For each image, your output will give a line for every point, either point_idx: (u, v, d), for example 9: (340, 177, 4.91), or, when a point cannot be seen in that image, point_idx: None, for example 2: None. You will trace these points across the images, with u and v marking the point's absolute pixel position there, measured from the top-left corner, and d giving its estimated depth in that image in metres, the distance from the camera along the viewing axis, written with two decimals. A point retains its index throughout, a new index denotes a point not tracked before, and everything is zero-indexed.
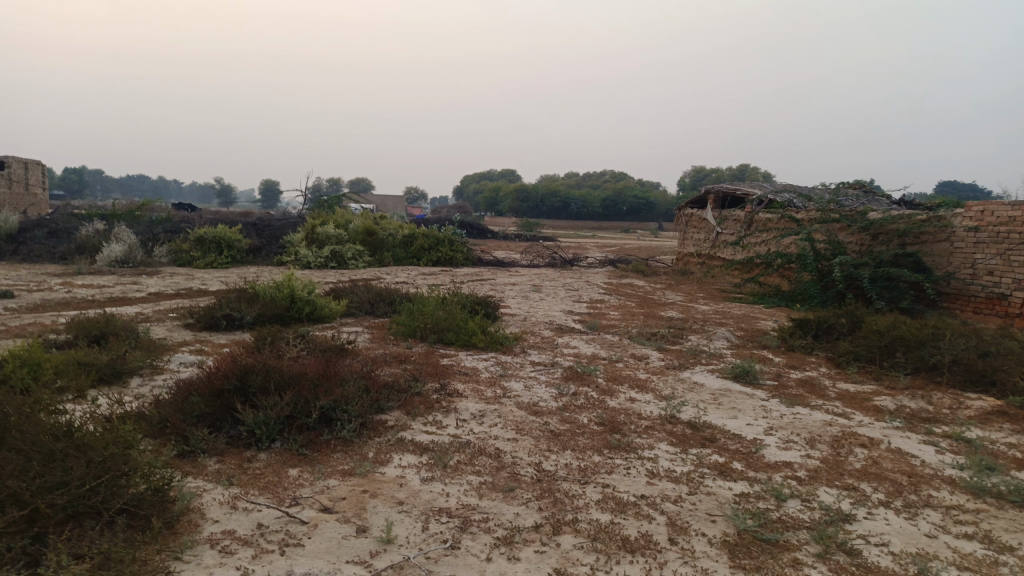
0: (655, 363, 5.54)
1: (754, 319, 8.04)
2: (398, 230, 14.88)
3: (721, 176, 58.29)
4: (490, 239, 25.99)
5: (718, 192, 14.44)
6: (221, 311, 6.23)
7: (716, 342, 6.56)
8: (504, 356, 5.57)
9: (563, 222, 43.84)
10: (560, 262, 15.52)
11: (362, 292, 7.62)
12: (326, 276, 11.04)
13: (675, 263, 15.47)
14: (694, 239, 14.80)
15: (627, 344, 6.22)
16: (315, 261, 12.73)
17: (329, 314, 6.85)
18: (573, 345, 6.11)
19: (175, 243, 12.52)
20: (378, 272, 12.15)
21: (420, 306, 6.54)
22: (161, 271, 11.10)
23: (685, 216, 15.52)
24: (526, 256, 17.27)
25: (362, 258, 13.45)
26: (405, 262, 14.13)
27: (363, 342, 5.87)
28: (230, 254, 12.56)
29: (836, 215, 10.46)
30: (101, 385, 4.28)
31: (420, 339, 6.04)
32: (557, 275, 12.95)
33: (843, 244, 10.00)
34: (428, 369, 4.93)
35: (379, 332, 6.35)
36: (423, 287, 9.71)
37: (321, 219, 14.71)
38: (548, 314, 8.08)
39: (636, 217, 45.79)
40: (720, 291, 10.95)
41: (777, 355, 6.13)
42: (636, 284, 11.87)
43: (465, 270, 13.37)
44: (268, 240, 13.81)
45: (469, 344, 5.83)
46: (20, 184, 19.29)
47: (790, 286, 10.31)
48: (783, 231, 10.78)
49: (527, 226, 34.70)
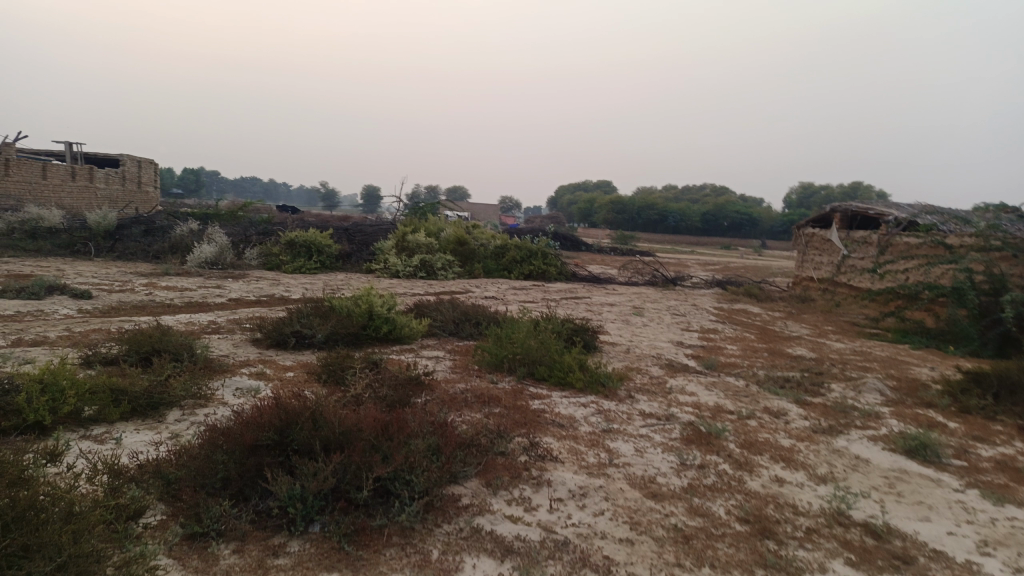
0: (797, 424, 4.45)
1: (904, 366, 6.74)
2: (491, 240, 14.18)
3: (832, 194, 54.87)
4: (585, 251, 25.01)
5: (847, 211, 12.93)
6: (290, 327, 5.58)
7: (867, 398, 5.36)
8: (607, 401, 4.62)
9: (660, 236, 42.29)
10: (662, 280, 14.38)
11: (448, 309, 6.86)
12: (412, 288, 10.42)
13: (793, 287, 14.05)
14: (817, 262, 13.33)
15: (756, 395, 5.15)
16: (403, 271, 12.16)
17: (409, 335, 6.10)
18: (691, 392, 5.09)
19: (266, 245, 12.25)
20: (466, 285, 11.45)
21: (510, 330, 5.68)
22: (248, 274, 10.79)
23: (804, 236, 14.07)
24: (624, 272, 16.20)
25: (452, 268, 12.80)
26: (496, 274, 13.40)
27: (442, 373, 5.07)
28: (319, 260, 12.18)
29: (998, 242, 8.89)
30: (133, 420, 3.63)
31: (508, 372, 5.17)
32: (661, 296, 11.86)
33: (1008, 278, 8.45)
34: (516, 417, 4.05)
35: (462, 360, 5.54)
36: (514, 305, 8.91)
37: (413, 226, 14.20)
38: (655, 345, 7.06)
39: (738, 234, 43.60)
40: (852, 325, 9.57)
41: (950, 419, 4.87)
42: (751, 312, 10.64)
43: (558, 286, 12.50)
44: (359, 245, 13.37)
45: (564, 383, 4.91)
46: (134, 181, 19.93)
47: (939, 324, 8.84)
48: (931, 260, 9.30)
49: (623, 239, 33.53)
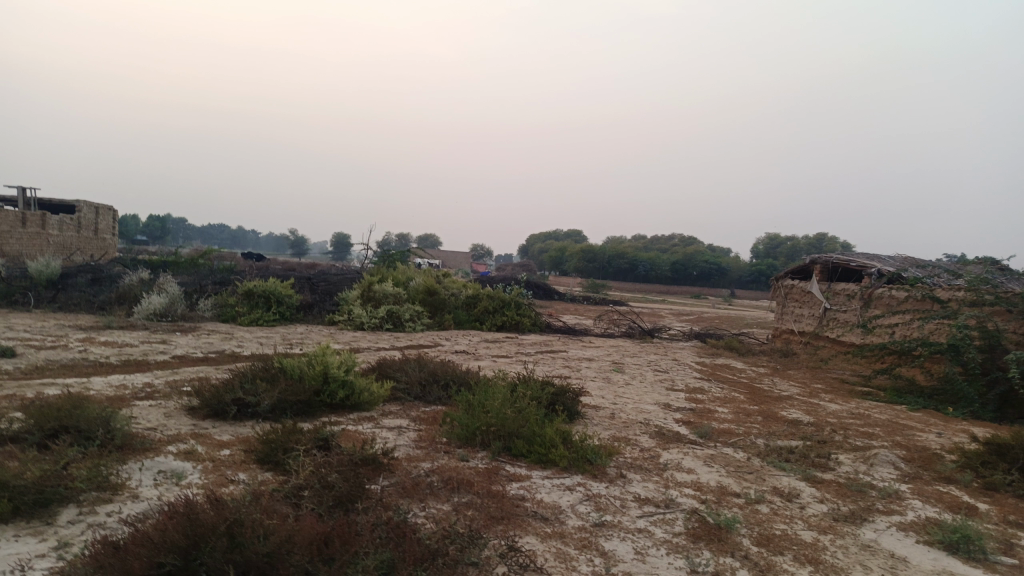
0: (814, 511, 3.87)
1: (909, 432, 6.23)
2: (462, 290, 13.59)
3: (796, 245, 55.57)
4: (558, 301, 24.58)
5: (827, 263, 12.65)
6: (231, 394, 4.87)
7: (881, 473, 4.79)
8: (595, 483, 4.00)
9: (631, 285, 42.13)
10: (639, 332, 13.90)
11: (414, 369, 6.20)
12: (377, 342, 9.73)
13: (773, 339, 13.65)
14: (797, 314, 12.98)
15: (761, 472, 4.57)
16: (369, 323, 11.44)
17: (368, 401, 5.43)
18: (688, 469, 4.48)
19: (221, 296, 11.50)
20: (435, 338, 10.81)
21: (482, 395, 5.05)
22: (199, 327, 10.04)
23: (782, 288, 13.75)
24: (599, 323, 15.67)
25: (421, 320, 12.15)
26: (467, 325, 12.79)
27: (405, 449, 4.41)
28: (278, 311, 11.44)
29: (990, 296, 8.54)
30: (13, 523, 2.90)
31: (481, 446, 4.53)
32: (639, 350, 11.33)
33: (1003, 333, 8.07)
34: (491, 509, 3.41)
35: (428, 431, 4.88)
36: (486, 362, 8.29)
37: (380, 275, 13.57)
38: (641, 408, 6.46)
39: (707, 283, 43.69)
40: (842, 383, 9.11)
41: (979, 500, 4.33)
42: (735, 368, 10.13)
43: (532, 339, 11.91)
44: (322, 295, 12.66)
45: (545, 460, 4.27)
46: (89, 228, 19.08)
47: (933, 382, 8.40)
48: (922, 314, 8.92)
49: (594, 288, 33.21)
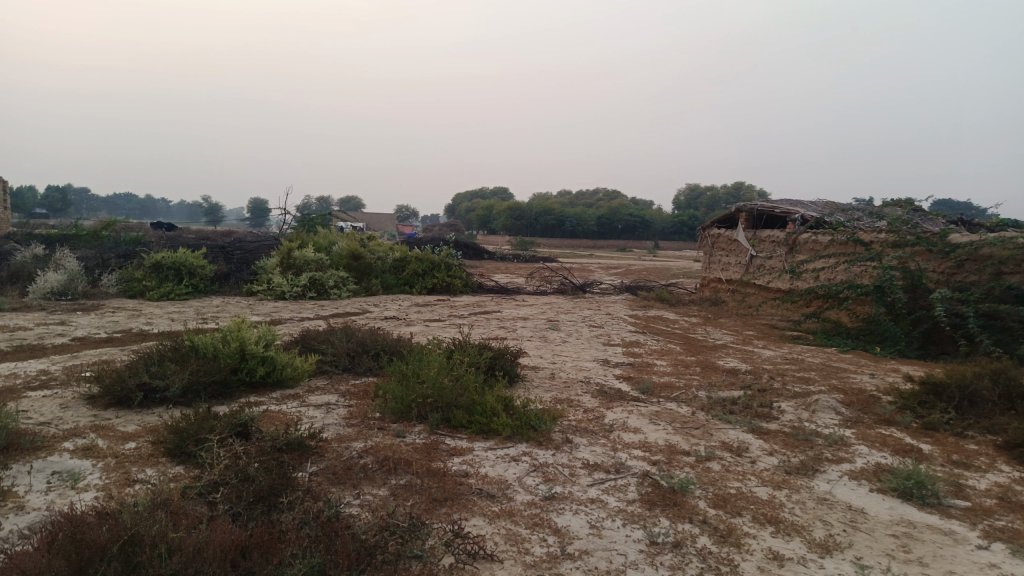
0: (765, 465, 3.76)
1: (844, 375, 6.28)
2: (389, 253, 13.10)
3: (717, 195, 56.71)
4: (487, 260, 24.29)
5: (752, 211, 12.77)
6: (136, 380, 4.40)
7: (824, 420, 4.76)
8: (541, 452, 3.77)
9: (558, 241, 42.12)
10: (571, 288, 13.78)
11: (340, 339, 5.81)
12: (300, 312, 9.23)
13: (702, 289, 13.79)
14: (724, 263, 13.11)
15: (707, 426, 4.45)
16: (290, 291, 10.86)
17: (292, 377, 5.04)
18: (635, 429, 4.31)
19: (127, 270, 10.69)
20: (362, 305, 10.37)
21: (416, 363, 4.73)
22: (103, 305, 9.29)
23: (709, 238, 13.84)
24: (531, 281, 15.48)
25: (346, 286, 11.65)
26: (395, 289, 12.37)
27: (334, 428, 4.07)
28: (191, 283, 10.72)
29: (912, 237, 8.72)
30: None
31: (417, 419, 4.23)
32: (573, 306, 11.20)
33: (925, 273, 8.26)
34: (431, 491, 3.13)
35: (359, 407, 4.55)
36: (418, 327, 7.94)
37: (301, 241, 12.93)
38: (581, 366, 6.29)
39: (633, 236, 44.17)
40: (773, 329, 9.21)
41: (920, 441, 4.33)
42: (668, 319, 10.12)
43: (464, 300, 11.61)
44: (239, 264, 11.95)
45: (487, 430, 4.02)
46: None
47: (860, 324, 8.57)
48: (849, 257, 9.06)
49: (522, 245, 32.97)
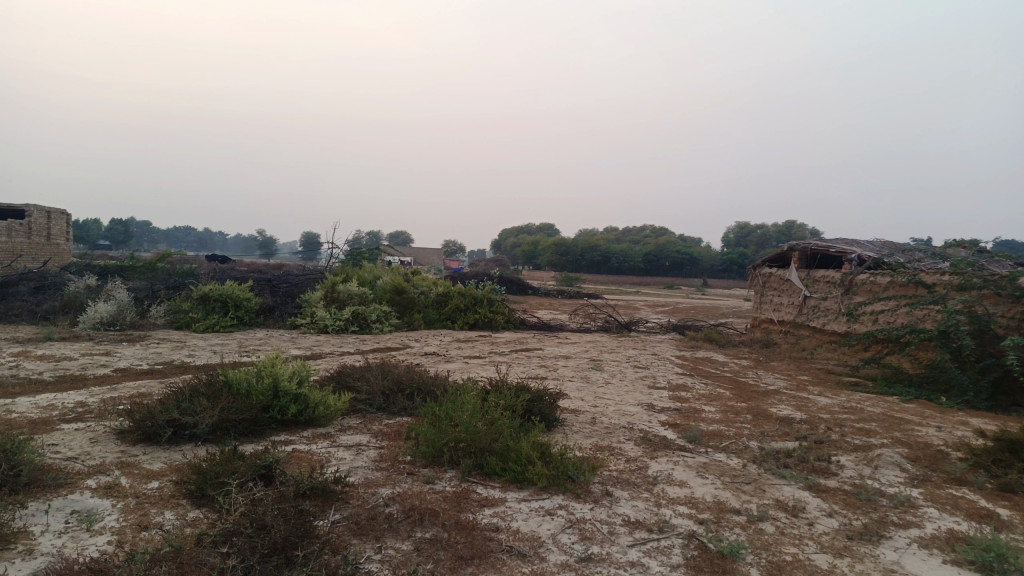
0: (824, 528, 3.44)
1: (907, 427, 5.86)
2: (432, 287, 13.04)
3: (767, 233, 55.70)
4: (532, 296, 24.13)
5: (806, 250, 12.35)
6: (166, 416, 4.32)
7: (887, 477, 4.39)
8: (578, 505, 3.53)
9: (604, 278, 41.76)
10: (616, 326, 13.49)
11: (375, 376, 5.67)
12: (341, 347, 9.17)
13: (753, 330, 13.34)
14: (776, 303, 12.67)
15: (759, 481, 4.14)
16: (332, 325, 10.84)
17: (324, 416, 4.91)
18: (680, 482, 4.03)
19: (175, 301, 10.84)
20: (403, 340, 10.28)
21: (450, 404, 4.55)
22: (149, 336, 9.40)
23: (760, 277, 13.43)
24: (575, 318, 15.23)
25: (389, 321, 11.59)
26: (438, 325, 12.28)
27: (363, 472, 3.90)
28: (236, 316, 10.81)
29: (978, 279, 8.23)
30: None
31: (449, 465, 4.03)
32: (618, 345, 10.91)
33: (994, 318, 7.76)
34: (458, 547, 2.91)
35: (390, 449, 4.37)
36: (457, 365, 7.78)
37: (345, 275, 12.97)
38: (624, 410, 6.02)
39: (680, 273, 43.55)
40: (828, 374, 8.76)
41: (997, 504, 3.94)
42: (717, 361, 9.75)
43: (506, 337, 11.43)
44: (283, 297, 12.02)
45: (522, 479, 3.79)
46: (42, 234, 18.18)
47: (923, 371, 8.08)
48: (910, 300, 8.60)
49: (567, 281, 32.74)
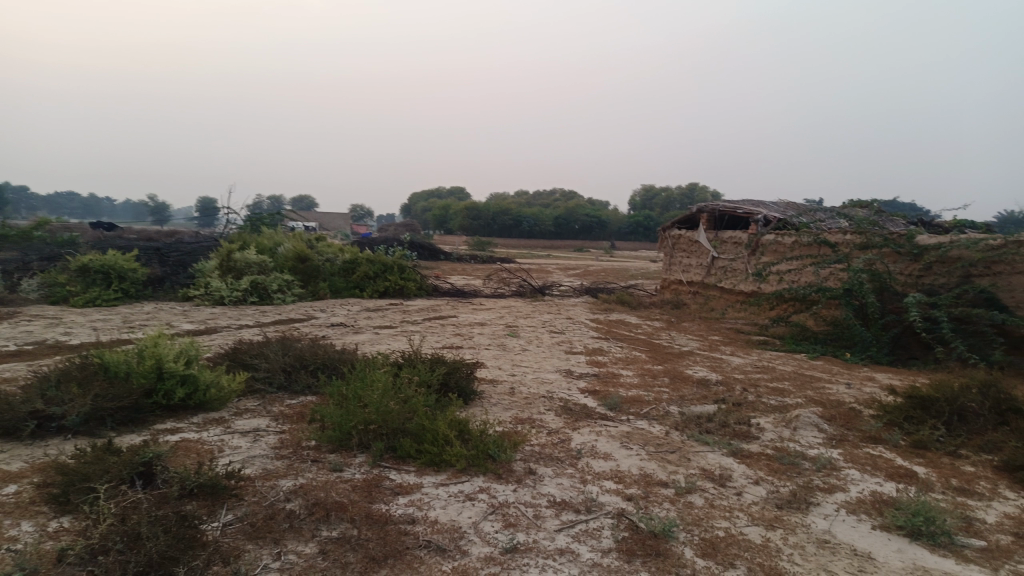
0: (753, 497, 3.33)
1: (819, 385, 5.93)
2: (338, 254, 12.46)
3: (672, 196, 57.07)
4: (443, 261, 23.74)
5: (714, 211, 12.51)
6: (26, 407, 3.76)
7: (806, 439, 4.37)
8: (499, 488, 3.27)
9: (515, 241, 41.68)
10: (530, 290, 13.34)
11: (275, 352, 5.21)
12: (239, 319, 8.56)
13: (663, 291, 13.49)
14: (685, 265, 12.82)
15: (684, 450, 4.03)
16: (230, 296, 10.14)
17: (217, 399, 4.45)
18: (605, 455, 3.85)
19: (50, 274, 9.84)
20: (308, 310, 9.75)
21: (359, 381, 4.18)
22: (19, 312, 8.48)
23: (670, 238, 13.53)
24: (488, 283, 14.98)
25: (292, 290, 10.98)
26: (345, 293, 11.76)
27: (261, 462, 3.51)
28: (121, 288, 9.92)
29: (879, 239, 8.48)
30: None
31: (358, 449, 3.70)
32: (532, 310, 10.74)
33: (893, 276, 8.02)
34: (369, 547, 2.60)
35: (292, 434, 3.98)
36: (367, 336, 7.38)
37: (243, 242, 12.18)
38: (542, 378, 5.82)
39: (589, 236, 44.03)
40: (739, 334, 8.90)
41: (913, 462, 3.97)
42: (631, 324, 9.74)
43: (418, 304, 11.07)
44: (174, 267, 11.15)
45: (439, 462, 3.50)
46: None
47: (827, 329, 8.30)
48: (817, 260, 8.78)
49: (479, 245, 32.49)
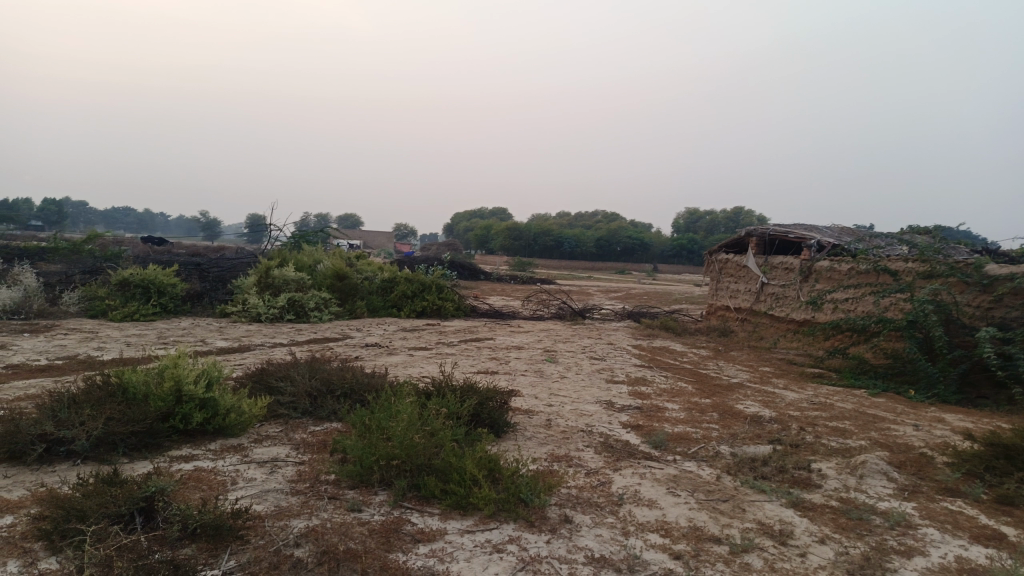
0: (819, 560, 2.93)
1: (883, 426, 5.45)
2: (377, 272, 12.32)
3: (716, 219, 56.21)
4: (484, 281, 23.56)
5: (764, 235, 12.01)
6: (35, 429, 3.56)
7: (875, 489, 3.93)
8: (530, 539, 2.94)
9: (557, 263, 41.36)
10: (570, 313, 12.99)
11: (302, 375, 4.98)
12: (273, 337, 8.41)
13: (709, 317, 13.00)
14: (732, 290, 12.34)
15: (738, 498, 3.63)
16: (266, 313, 10.04)
17: (236, 425, 4.21)
18: (649, 502, 3.49)
19: (91, 287, 9.87)
20: (344, 329, 9.57)
21: (383, 411, 3.90)
22: (57, 325, 8.47)
23: (716, 263, 13.06)
24: (528, 304, 14.68)
25: (329, 308, 10.84)
26: (382, 312, 11.58)
27: (274, 497, 3.24)
28: (159, 303, 9.90)
29: (945, 267, 7.93)
30: None
31: (380, 486, 3.41)
32: (573, 334, 10.40)
33: (961, 307, 7.46)
34: None
35: (312, 466, 3.71)
36: (400, 358, 7.12)
37: (282, 259, 12.12)
38: (581, 409, 5.47)
39: (631, 259, 43.50)
40: (791, 366, 8.41)
41: (1000, 522, 3.51)
42: (676, 351, 9.31)
43: (455, 325, 10.82)
44: (213, 282, 11.13)
45: (465, 505, 3.19)
46: None
47: (888, 362, 7.76)
48: (877, 289, 8.26)
49: (521, 266, 32.27)
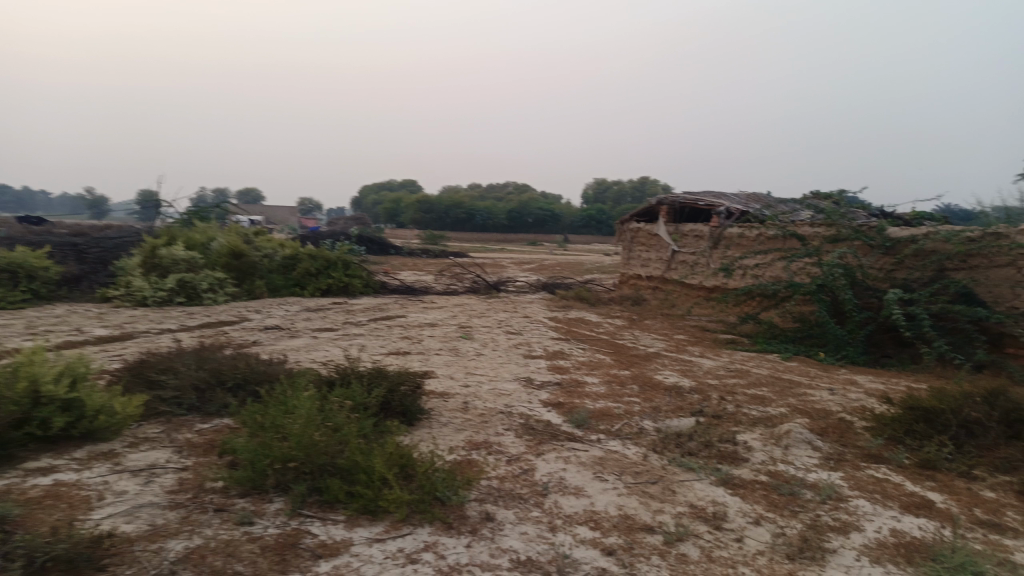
0: (756, 545, 2.75)
1: (801, 391, 5.42)
2: (277, 249, 11.60)
3: (624, 190, 57.03)
4: (394, 255, 22.89)
5: (674, 204, 12.03)
6: None
7: (801, 460, 3.83)
8: (447, 545, 2.62)
9: (468, 236, 40.90)
10: (483, 287, 12.67)
11: (187, 366, 4.44)
12: (162, 323, 7.69)
13: (621, 287, 12.98)
14: (643, 259, 12.33)
15: (667, 480, 3.43)
16: (153, 297, 9.23)
17: (108, 427, 3.68)
18: (576, 490, 3.23)
19: None
20: (242, 311, 8.91)
21: (277, 405, 3.47)
22: None
23: (627, 232, 13.01)
24: (439, 279, 14.25)
25: (225, 289, 10.10)
26: (284, 291, 10.92)
27: (150, 514, 2.78)
28: (29, 288, 8.92)
29: (850, 230, 8.07)
30: None
31: (275, 492, 3.00)
32: (486, 308, 10.10)
33: (865, 270, 7.60)
34: None
35: (196, 472, 3.25)
36: (302, 341, 6.62)
37: (171, 237, 11.21)
38: (498, 388, 5.18)
39: (541, 230, 43.55)
40: (705, 333, 8.42)
41: (925, 488, 3.46)
42: (591, 322, 9.17)
43: (363, 303, 10.31)
44: (92, 265, 10.15)
45: (373, 509, 2.83)
46: None
47: (797, 326, 7.86)
48: (786, 254, 8.34)
49: (431, 240, 31.64)
